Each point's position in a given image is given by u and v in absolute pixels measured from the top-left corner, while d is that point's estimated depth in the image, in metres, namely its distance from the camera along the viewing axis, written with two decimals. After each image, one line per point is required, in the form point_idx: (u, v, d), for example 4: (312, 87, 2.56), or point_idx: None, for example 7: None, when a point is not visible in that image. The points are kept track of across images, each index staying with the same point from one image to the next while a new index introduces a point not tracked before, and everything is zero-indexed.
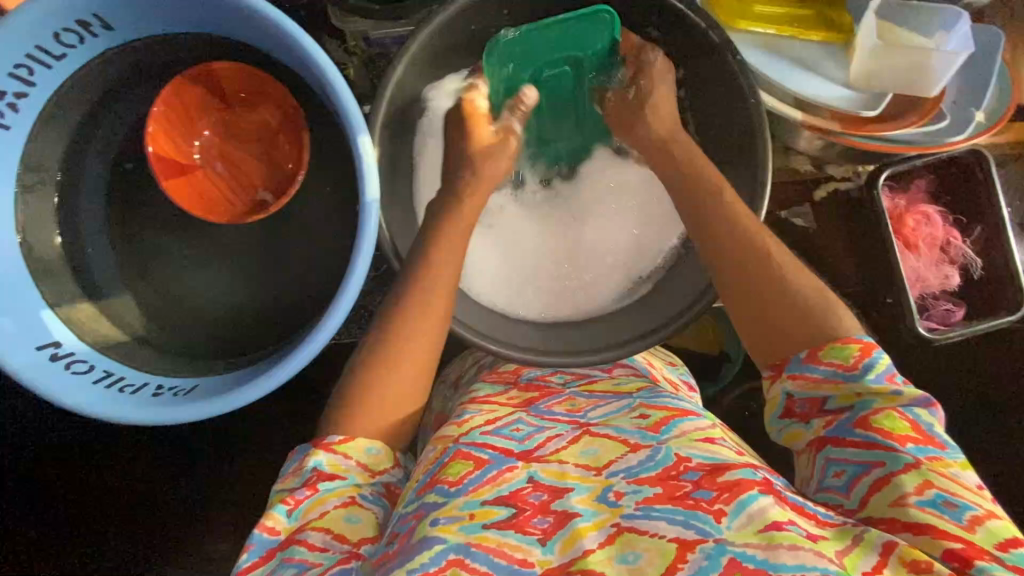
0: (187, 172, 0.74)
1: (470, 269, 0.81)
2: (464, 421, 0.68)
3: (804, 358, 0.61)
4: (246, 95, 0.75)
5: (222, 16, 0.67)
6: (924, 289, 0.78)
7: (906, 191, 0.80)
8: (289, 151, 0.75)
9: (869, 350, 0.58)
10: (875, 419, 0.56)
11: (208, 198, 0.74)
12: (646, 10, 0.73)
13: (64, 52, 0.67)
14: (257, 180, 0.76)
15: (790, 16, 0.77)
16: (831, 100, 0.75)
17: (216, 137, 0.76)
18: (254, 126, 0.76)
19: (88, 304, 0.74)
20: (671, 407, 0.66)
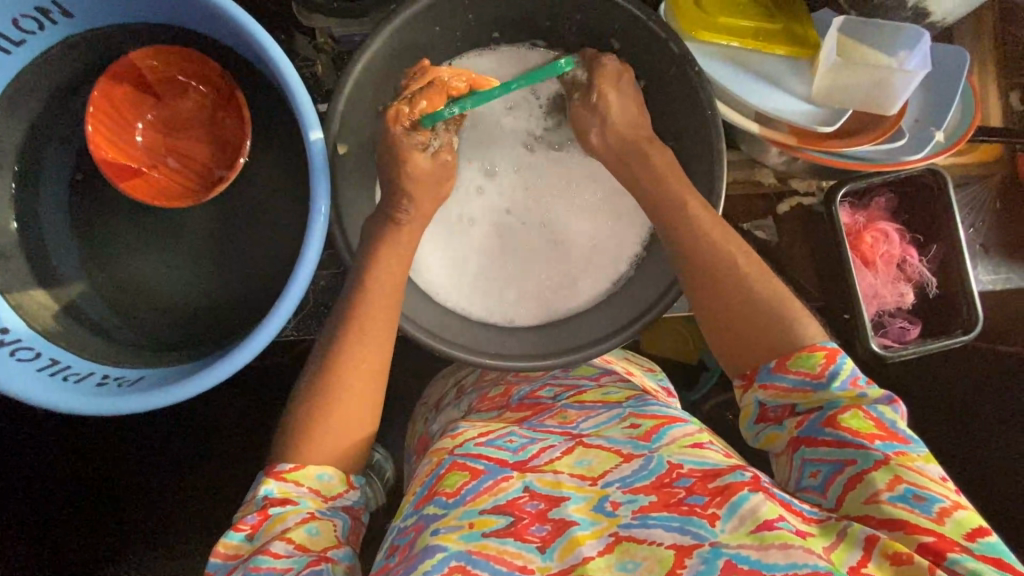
0: (142, 173, 0.74)
1: (433, 273, 0.80)
2: (458, 434, 0.69)
3: (772, 367, 0.60)
4: (170, 80, 0.74)
5: (177, 7, 0.68)
6: (881, 305, 0.78)
7: (866, 208, 0.80)
8: (232, 124, 0.75)
9: (834, 357, 0.58)
10: (843, 418, 0.56)
11: (165, 191, 0.74)
12: (609, 22, 0.72)
13: (23, 38, 0.68)
14: (206, 161, 0.75)
15: (755, 29, 0.77)
16: (791, 116, 0.75)
17: (161, 134, 0.76)
18: (188, 112, 0.76)
19: (41, 292, 0.74)
20: (659, 415, 0.65)
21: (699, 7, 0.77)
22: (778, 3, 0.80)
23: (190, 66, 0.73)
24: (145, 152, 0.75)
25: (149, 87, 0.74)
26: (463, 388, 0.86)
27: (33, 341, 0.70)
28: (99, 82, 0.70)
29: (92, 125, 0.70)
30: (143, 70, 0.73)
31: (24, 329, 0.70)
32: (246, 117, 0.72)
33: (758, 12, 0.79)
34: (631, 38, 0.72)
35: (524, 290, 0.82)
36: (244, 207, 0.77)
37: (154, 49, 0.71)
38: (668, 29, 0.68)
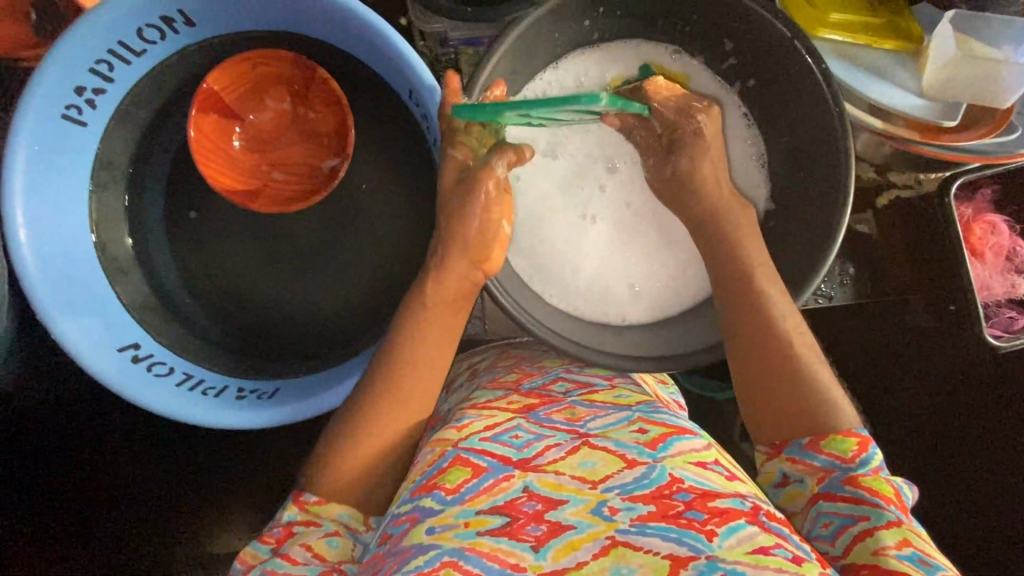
0: (263, 191, 0.72)
1: (527, 253, 0.80)
2: (463, 425, 0.65)
3: (804, 444, 0.63)
4: (247, 91, 0.71)
5: (303, 13, 0.67)
6: (989, 296, 0.80)
7: (970, 200, 0.82)
8: (322, 114, 0.72)
9: (866, 445, 0.61)
10: (865, 478, 0.59)
11: (285, 199, 0.71)
12: (728, 21, 0.72)
13: (144, 47, 0.67)
14: (311, 160, 0.72)
15: (864, 24, 0.78)
16: (907, 109, 0.75)
17: (258, 154, 0.73)
18: (270, 123, 0.73)
19: (159, 304, 0.73)
20: (667, 423, 0.66)
21: (809, 3, 0.77)
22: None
23: (262, 68, 0.70)
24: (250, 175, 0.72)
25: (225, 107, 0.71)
26: (475, 371, 0.84)
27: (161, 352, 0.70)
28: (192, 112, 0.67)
29: (197, 156, 0.68)
30: (220, 93, 0.69)
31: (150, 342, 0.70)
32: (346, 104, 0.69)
33: (863, 6, 0.79)
34: (749, 38, 0.73)
35: (615, 284, 0.81)
36: (353, 214, 0.76)
37: (239, 57, 0.68)
38: (795, 28, 0.68)
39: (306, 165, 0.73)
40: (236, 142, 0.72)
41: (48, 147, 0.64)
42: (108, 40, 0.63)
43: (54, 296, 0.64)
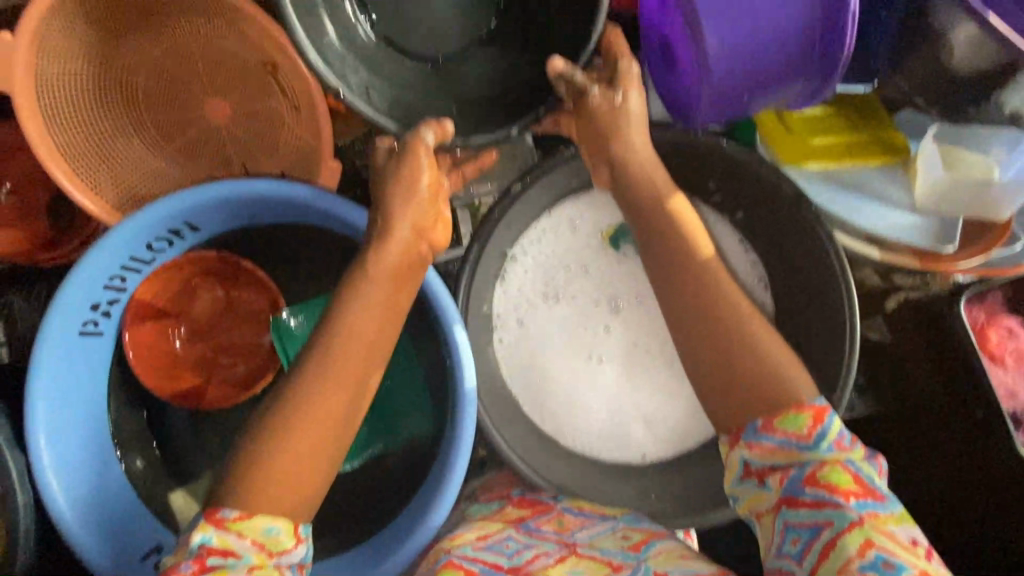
0: (211, 379, 0.76)
1: (532, 391, 0.83)
2: (455, 535, 0.68)
3: (759, 427, 0.60)
4: (179, 292, 0.75)
5: (295, 210, 0.69)
6: (1015, 403, 0.78)
7: (984, 302, 0.80)
8: (251, 297, 0.77)
9: (821, 418, 0.58)
10: (822, 475, 0.56)
11: (234, 383, 0.76)
12: (709, 167, 0.75)
13: (153, 256, 0.70)
14: (250, 340, 0.77)
15: (845, 145, 0.78)
16: (909, 231, 0.74)
17: (201, 346, 0.77)
18: (203, 315, 0.77)
19: (182, 489, 0.75)
20: (648, 530, 0.68)
21: (789, 131, 0.78)
22: (856, 114, 0.81)
23: (189, 268, 0.74)
24: (193, 370, 0.76)
25: (163, 312, 0.75)
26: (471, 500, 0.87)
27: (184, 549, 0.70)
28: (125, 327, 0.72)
29: (139, 366, 0.72)
30: (151, 300, 0.73)
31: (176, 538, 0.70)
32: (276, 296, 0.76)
33: (840, 127, 0.80)
34: (738, 180, 0.74)
35: (618, 416, 0.83)
36: None
37: (164, 265, 0.71)
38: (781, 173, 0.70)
39: (247, 343, 0.78)
40: (174, 335, 0.76)
41: (69, 367, 0.66)
42: (118, 259, 0.66)
43: (86, 513, 0.64)
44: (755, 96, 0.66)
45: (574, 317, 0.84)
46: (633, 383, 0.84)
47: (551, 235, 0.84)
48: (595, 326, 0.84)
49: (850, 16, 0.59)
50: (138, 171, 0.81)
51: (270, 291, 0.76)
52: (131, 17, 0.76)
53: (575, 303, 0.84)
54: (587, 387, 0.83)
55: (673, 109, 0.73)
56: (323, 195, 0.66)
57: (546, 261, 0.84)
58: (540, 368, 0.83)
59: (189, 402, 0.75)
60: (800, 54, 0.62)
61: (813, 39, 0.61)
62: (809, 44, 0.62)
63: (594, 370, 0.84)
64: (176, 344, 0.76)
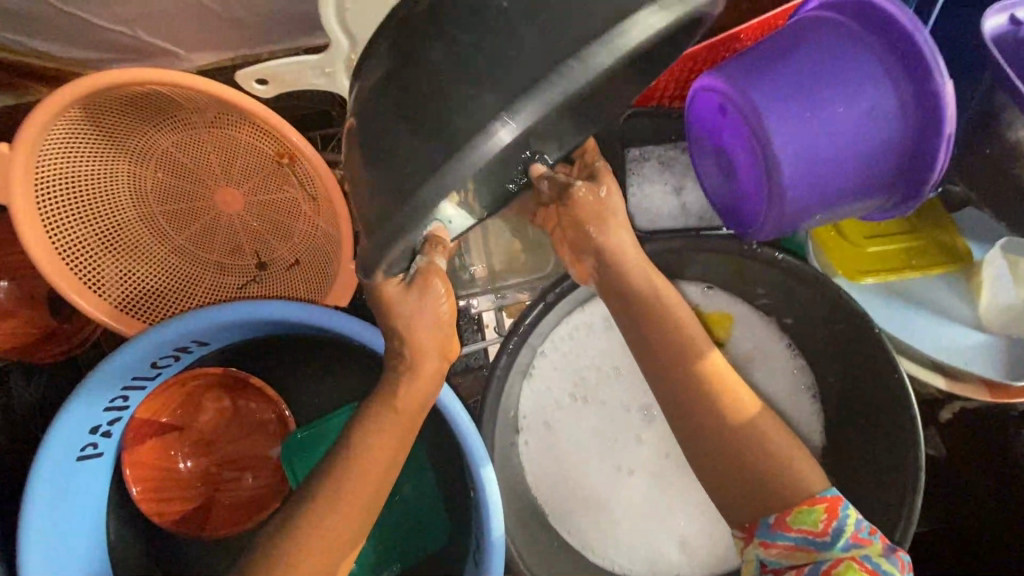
0: (217, 498, 0.71)
1: (559, 500, 0.77)
2: None
3: (773, 522, 0.56)
4: (182, 405, 0.71)
5: (311, 326, 0.64)
6: None
7: None
8: (259, 407, 0.73)
9: (836, 512, 0.55)
10: (838, 572, 0.53)
11: (243, 501, 0.72)
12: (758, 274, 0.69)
13: (157, 372, 0.65)
14: (258, 453, 0.73)
15: (903, 253, 0.73)
16: (974, 355, 0.68)
17: (205, 458, 0.72)
18: (208, 428, 0.72)
19: None
20: None
21: (843, 238, 0.72)
22: (917, 219, 0.75)
23: (193, 382, 0.70)
24: (197, 489, 0.71)
25: (166, 428, 0.70)
26: None
27: None
28: (126, 449, 0.67)
29: (139, 490, 0.67)
30: (153, 416, 0.69)
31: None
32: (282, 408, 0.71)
33: (897, 231, 0.74)
34: (790, 289, 0.69)
35: (651, 530, 0.78)
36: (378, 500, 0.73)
37: (166, 383, 0.67)
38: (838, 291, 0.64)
39: (255, 456, 0.73)
40: (174, 449, 0.71)
41: (64, 495, 0.61)
42: (119, 382, 0.61)
43: None
44: (826, 213, 0.58)
45: (608, 422, 0.78)
46: (667, 492, 0.78)
47: (583, 331, 0.78)
48: (627, 430, 0.78)
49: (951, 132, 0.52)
50: (141, 261, 0.76)
51: (280, 401, 0.72)
52: (137, 111, 0.70)
53: (607, 405, 0.78)
54: (617, 496, 0.78)
55: (728, 215, 0.66)
56: (342, 316, 0.62)
57: (577, 360, 0.78)
58: (568, 475, 0.78)
59: (190, 528, 0.69)
60: (884, 174, 0.55)
61: (902, 157, 0.54)
62: (898, 164, 0.55)
63: (626, 480, 0.78)
64: (179, 461, 0.71)
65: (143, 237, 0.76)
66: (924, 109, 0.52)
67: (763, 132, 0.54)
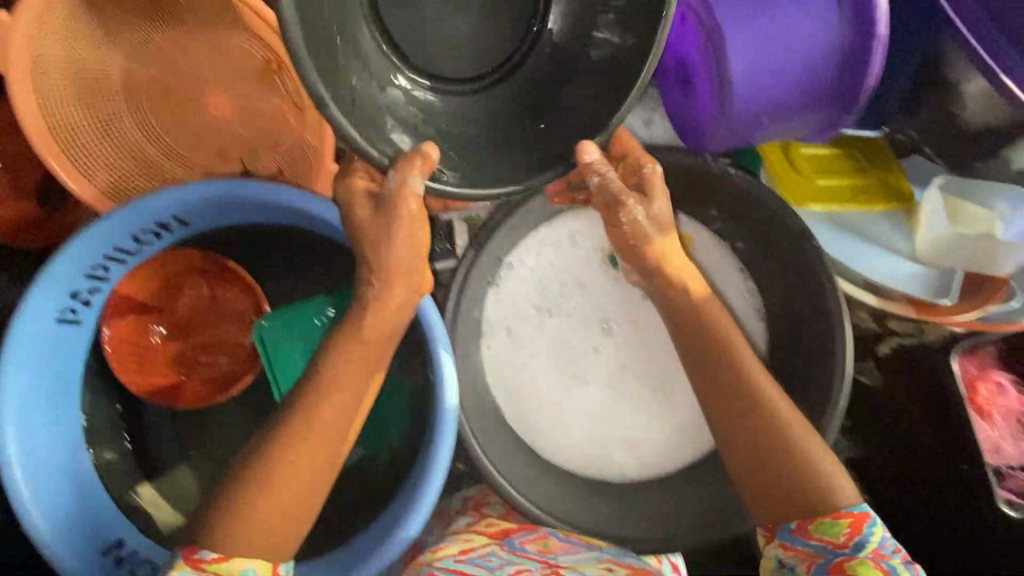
0: (190, 377, 0.75)
1: (519, 405, 0.82)
2: (440, 547, 0.71)
3: (792, 527, 0.60)
4: (161, 288, 0.74)
5: (292, 214, 0.68)
6: (1000, 460, 0.76)
7: (975, 356, 0.79)
8: (237, 296, 0.76)
9: (860, 526, 0.57)
10: (851, 567, 0.56)
11: (216, 381, 0.75)
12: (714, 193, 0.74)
13: (140, 247, 0.68)
14: (233, 339, 0.76)
15: (849, 188, 0.78)
16: (904, 282, 0.75)
17: (182, 341, 0.76)
18: (187, 312, 0.76)
19: (152, 484, 0.74)
20: (634, 566, 0.69)
21: (793, 170, 0.77)
22: (866, 156, 0.80)
23: (172, 265, 0.73)
24: (174, 368, 0.75)
25: (146, 307, 0.74)
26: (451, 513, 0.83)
27: (151, 551, 0.68)
28: (105, 323, 0.71)
29: (117, 360, 0.72)
30: (132, 295, 0.72)
31: (150, 553, 0.68)
32: (261, 298, 0.75)
33: (846, 170, 0.79)
34: (743, 210, 0.74)
35: (604, 438, 0.83)
36: None
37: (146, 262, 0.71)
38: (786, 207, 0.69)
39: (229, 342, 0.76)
40: (151, 329, 0.75)
41: (44, 354, 0.65)
42: (102, 250, 0.65)
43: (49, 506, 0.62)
44: (772, 124, 0.64)
45: (574, 334, 0.82)
46: (621, 405, 0.83)
47: (549, 248, 0.82)
48: (586, 344, 0.83)
49: (885, 44, 0.58)
50: (133, 158, 0.79)
51: (257, 289, 0.75)
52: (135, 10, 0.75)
53: (568, 319, 0.83)
54: (574, 405, 0.83)
55: (687, 134, 0.72)
56: (321, 203, 0.66)
57: (541, 276, 0.82)
58: (529, 382, 0.82)
59: (166, 400, 0.73)
60: (827, 86, 0.61)
61: (843, 72, 0.60)
62: (839, 80, 0.60)
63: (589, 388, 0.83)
64: (158, 340, 0.75)
65: (135, 135, 0.79)
66: (863, 21, 0.57)
67: (718, 40, 0.60)
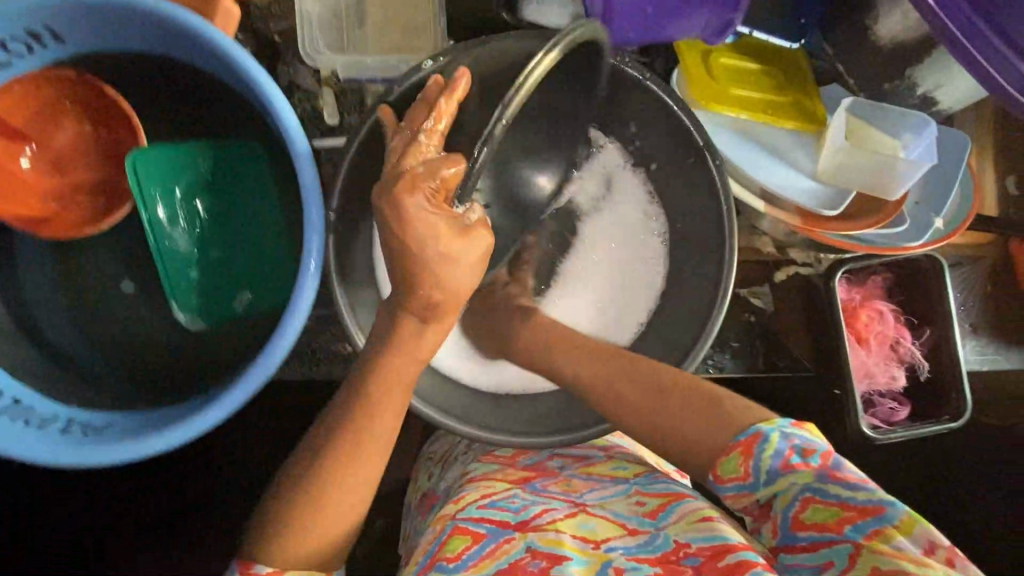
0: (61, 214, 0.71)
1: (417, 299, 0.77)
2: (461, 497, 0.67)
3: (714, 480, 0.57)
4: (36, 117, 0.70)
5: (179, 42, 0.63)
6: (871, 384, 0.78)
7: (862, 285, 0.81)
8: (123, 137, 0.72)
9: (749, 451, 0.54)
10: (805, 516, 0.52)
11: (89, 219, 0.72)
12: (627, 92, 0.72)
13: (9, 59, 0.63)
14: (115, 182, 0.73)
15: (764, 102, 0.77)
16: (797, 195, 0.75)
17: (58, 179, 0.72)
18: (67, 149, 0.72)
19: (14, 324, 0.70)
20: (667, 491, 0.64)
21: (709, 76, 0.76)
22: (787, 75, 0.78)
23: (47, 91, 0.68)
24: (47, 204, 0.71)
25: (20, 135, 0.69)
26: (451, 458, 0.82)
27: (4, 383, 0.64)
28: None
29: None
30: (2, 119, 0.67)
31: (104, 417, 0.66)
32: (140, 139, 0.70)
33: (767, 83, 0.78)
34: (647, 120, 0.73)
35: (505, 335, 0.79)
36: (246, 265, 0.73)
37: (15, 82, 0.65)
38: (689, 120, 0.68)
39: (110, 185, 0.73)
40: (24, 161, 0.70)
41: None
42: None
43: None
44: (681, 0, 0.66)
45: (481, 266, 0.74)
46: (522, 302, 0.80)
47: None
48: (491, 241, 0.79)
49: None
50: None
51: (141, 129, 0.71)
52: None
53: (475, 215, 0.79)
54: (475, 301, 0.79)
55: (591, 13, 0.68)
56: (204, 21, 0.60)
57: None
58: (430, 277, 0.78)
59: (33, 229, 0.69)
60: None
61: None
62: None
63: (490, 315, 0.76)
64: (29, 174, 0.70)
65: None
66: None
67: None
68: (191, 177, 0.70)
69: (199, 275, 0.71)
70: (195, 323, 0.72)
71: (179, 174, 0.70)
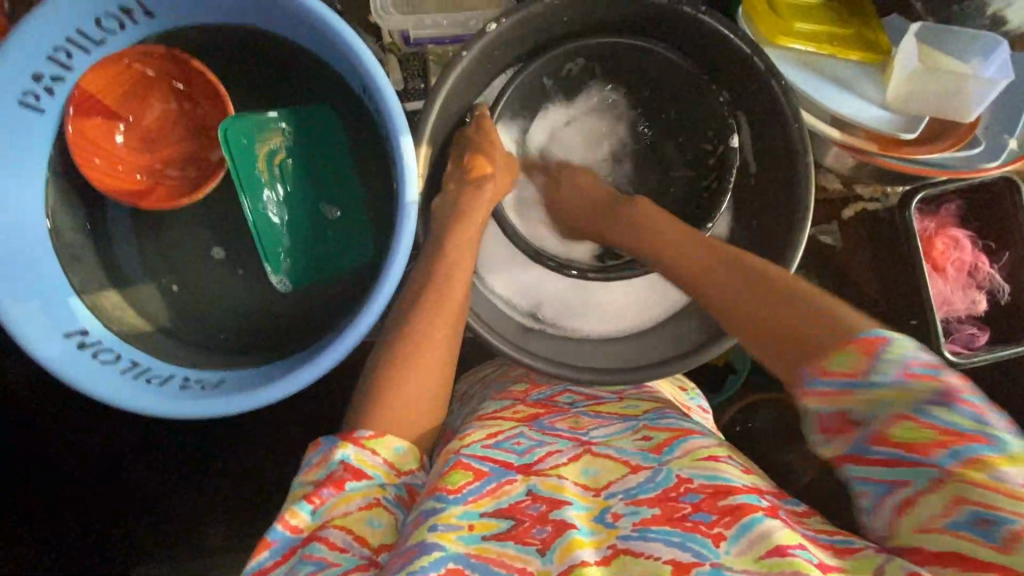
0: (156, 188, 0.73)
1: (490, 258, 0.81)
2: (465, 434, 0.62)
3: (812, 374, 0.52)
4: (128, 94, 0.72)
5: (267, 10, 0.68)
6: (950, 311, 0.79)
7: (935, 214, 0.81)
8: (208, 109, 0.73)
9: (872, 350, 0.49)
10: (892, 432, 0.47)
11: (179, 190, 0.73)
12: (691, 34, 0.74)
13: (103, 37, 0.67)
14: (201, 152, 0.74)
15: (829, 35, 0.77)
16: (868, 123, 0.75)
17: (150, 155, 0.74)
18: (154, 124, 0.74)
19: (115, 293, 0.73)
20: (673, 427, 0.60)
21: (772, 11, 0.76)
22: (848, 6, 0.78)
23: (138, 67, 0.70)
24: (141, 177, 0.73)
25: (110, 111, 0.71)
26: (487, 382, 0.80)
27: (118, 347, 0.69)
28: (69, 117, 0.68)
29: (82, 159, 0.69)
30: (97, 95, 0.70)
31: (215, 375, 0.70)
32: (229, 110, 0.71)
33: (829, 16, 0.77)
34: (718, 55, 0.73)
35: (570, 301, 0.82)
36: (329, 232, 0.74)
37: (111, 57, 0.68)
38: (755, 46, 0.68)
39: (196, 156, 0.74)
40: (119, 137, 0.72)
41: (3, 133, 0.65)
42: (65, 28, 0.64)
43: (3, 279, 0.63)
44: None
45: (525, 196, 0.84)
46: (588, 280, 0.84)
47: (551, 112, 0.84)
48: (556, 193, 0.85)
49: None
50: None
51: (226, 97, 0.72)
52: None
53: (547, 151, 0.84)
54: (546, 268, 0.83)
55: None
56: None
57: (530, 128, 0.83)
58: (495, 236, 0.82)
59: (128, 201, 0.71)
60: None
61: None
62: None
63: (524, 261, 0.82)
64: (120, 150, 0.72)
65: None
66: None
67: None
68: (272, 150, 0.72)
69: (290, 240, 0.73)
70: (284, 285, 0.75)
71: (259, 145, 0.71)
